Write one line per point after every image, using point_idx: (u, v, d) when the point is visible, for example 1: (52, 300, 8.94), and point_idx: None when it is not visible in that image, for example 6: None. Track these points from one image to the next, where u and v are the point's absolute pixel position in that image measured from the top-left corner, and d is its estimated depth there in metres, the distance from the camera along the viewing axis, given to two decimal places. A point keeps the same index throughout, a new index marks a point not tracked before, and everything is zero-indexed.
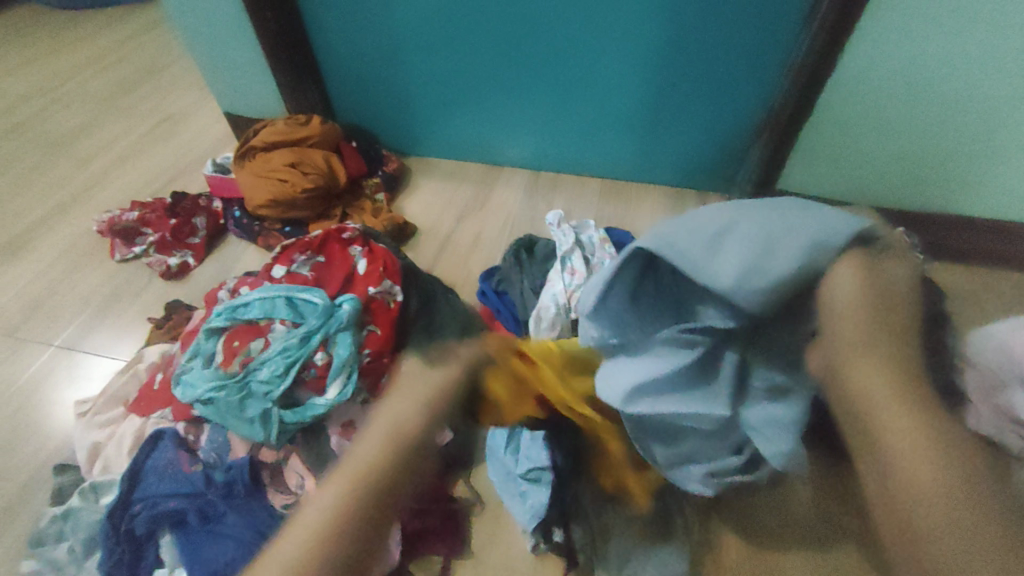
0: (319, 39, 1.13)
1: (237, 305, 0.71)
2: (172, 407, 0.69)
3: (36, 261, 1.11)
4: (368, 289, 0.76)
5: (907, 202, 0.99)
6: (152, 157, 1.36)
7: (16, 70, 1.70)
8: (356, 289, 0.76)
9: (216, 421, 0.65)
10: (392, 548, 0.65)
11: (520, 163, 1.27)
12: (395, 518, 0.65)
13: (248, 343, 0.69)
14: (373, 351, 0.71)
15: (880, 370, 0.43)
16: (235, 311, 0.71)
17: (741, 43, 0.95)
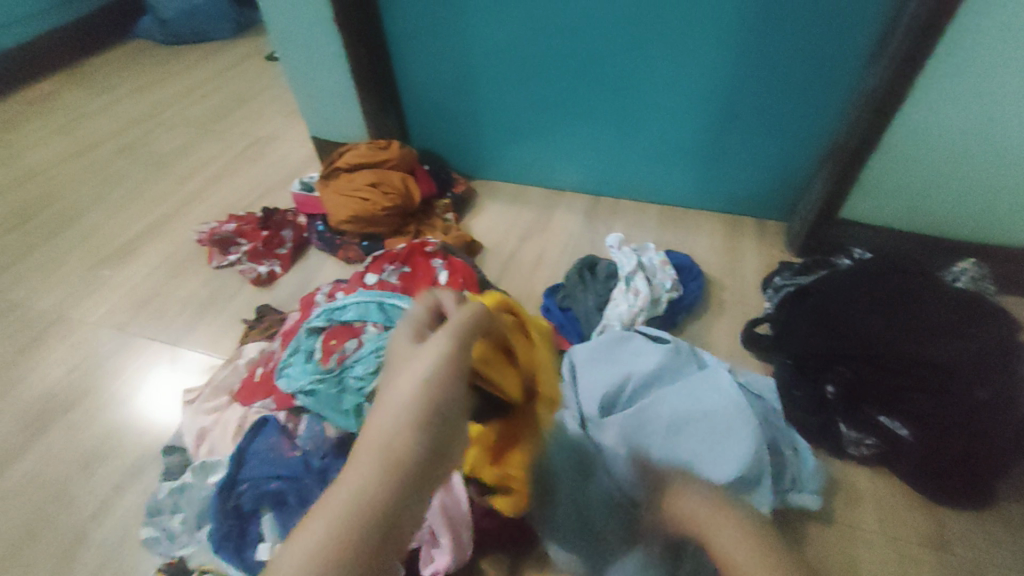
0: (402, 72, 1.24)
1: (335, 307, 0.79)
2: (273, 397, 0.76)
3: (143, 265, 1.24)
4: None
5: (977, 235, 0.98)
6: (243, 175, 1.50)
7: (126, 97, 1.91)
8: None
9: (316, 411, 0.72)
10: (466, 543, 0.68)
11: (580, 189, 1.33)
12: (469, 516, 0.69)
13: (344, 342, 0.75)
14: None
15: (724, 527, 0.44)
16: (334, 313, 0.78)
17: (805, 79, 0.99)
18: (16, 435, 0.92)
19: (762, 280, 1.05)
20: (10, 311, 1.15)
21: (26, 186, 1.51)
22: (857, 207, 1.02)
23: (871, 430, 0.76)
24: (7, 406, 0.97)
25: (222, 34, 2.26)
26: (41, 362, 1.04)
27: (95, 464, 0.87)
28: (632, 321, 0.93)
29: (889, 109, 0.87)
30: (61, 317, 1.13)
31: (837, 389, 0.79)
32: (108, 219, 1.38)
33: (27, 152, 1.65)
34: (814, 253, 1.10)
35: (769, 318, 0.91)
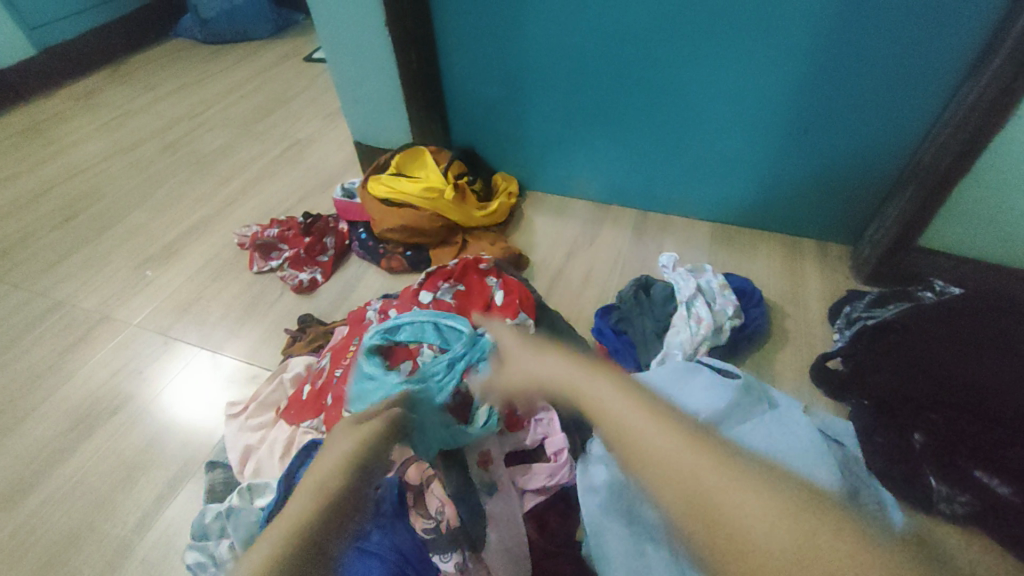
0: (452, 79, 1.21)
1: (389, 327, 0.77)
2: (323, 418, 0.74)
3: (184, 267, 1.23)
4: (506, 320, 0.79)
5: None
6: (282, 178, 1.48)
7: (168, 95, 1.92)
8: (495, 319, 0.80)
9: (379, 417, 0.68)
10: None
11: (629, 203, 1.28)
12: (528, 556, 0.66)
13: (398, 364, 0.74)
14: None
15: (613, 399, 0.51)
16: (388, 333, 0.77)
17: (886, 96, 0.93)
18: (57, 441, 0.90)
19: (829, 309, 1.00)
20: (54, 310, 1.14)
21: (71, 182, 1.52)
22: (937, 234, 0.96)
23: (967, 488, 0.67)
24: (49, 409, 0.95)
25: (261, 35, 2.27)
26: (83, 364, 1.03)
27: (135, 476, 0.85)
28: (694, 351, 0.87)
29: (987, 130, 0.82)
30: (104, 318, 1.12)
31: (925, 438, 0.72)
32: (150, 219, 1.37)
33: (72, 149, 1.66)
34: (885, 281, 1.03)
35: (840, 352, 0.85)
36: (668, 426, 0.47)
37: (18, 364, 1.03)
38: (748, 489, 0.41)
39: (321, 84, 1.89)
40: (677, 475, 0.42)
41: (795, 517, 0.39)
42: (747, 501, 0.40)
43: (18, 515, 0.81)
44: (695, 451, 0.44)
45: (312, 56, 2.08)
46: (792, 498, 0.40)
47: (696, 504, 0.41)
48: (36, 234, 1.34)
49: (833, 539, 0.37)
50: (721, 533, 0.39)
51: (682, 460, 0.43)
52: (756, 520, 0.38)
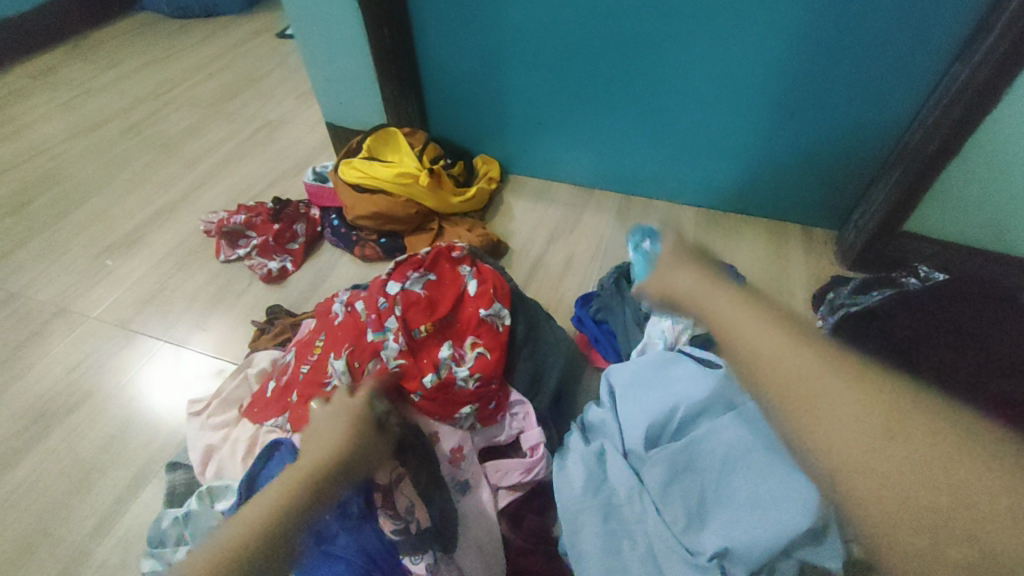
0: (426, 56, 1.16)
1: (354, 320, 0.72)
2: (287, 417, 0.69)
3: (147, 256, 1.17)
4: (479, 311, 0.76)
5: None
6: (252, 161, 1.41)
7: (131, 73, 1.83)
8: (467, 312, 0.77)
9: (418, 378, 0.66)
10: None
11: (611, 187, 1.25)
12: (501, 555, 0.64)
13: (366, 361, 0.70)
14: (483, 377, 0.71)
15: (755, 345, 0.57)
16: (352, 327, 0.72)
17: (875, 77, 0.90)
18: (9, 443, 0.86)
19: (813, 295, 0.98)
20: (8, 302, 1.08)
21: (26, 166, 1.44)
22: (922, 219, 0.94)
23: None
24: (1, 408, 0.90)
25: (231, 9, 2.16)
26: (38, 360, 0.97)
27: (93, 477, 0.81)
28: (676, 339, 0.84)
29: (976, 113, 0.79)
30: (61, 311, 1.06)
31: None
32: (111, 206, 1.30)
33: (27, 130, 1.57)
34: (868, 267, 1.02)
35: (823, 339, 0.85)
36: (805, 358, 0.55)
37: None
38: (827, 369, 0.53)
39: (294, 62, 1.81)
40: (842, 427, 0.49)
41: (898, 433, 0.47)
42: (865, 424, 0.49)
43: None
44: (882, 419, 0.49)
45: (285, 32, 1.99)
46: (895, 428, 0.48)
47: (802, 401, 0.52)
48: None
49: (949, 468, 0.44)
50: (815, 416, 0.51)
51: (873, 430, 0.48)
52: (856, 442, 0.48)
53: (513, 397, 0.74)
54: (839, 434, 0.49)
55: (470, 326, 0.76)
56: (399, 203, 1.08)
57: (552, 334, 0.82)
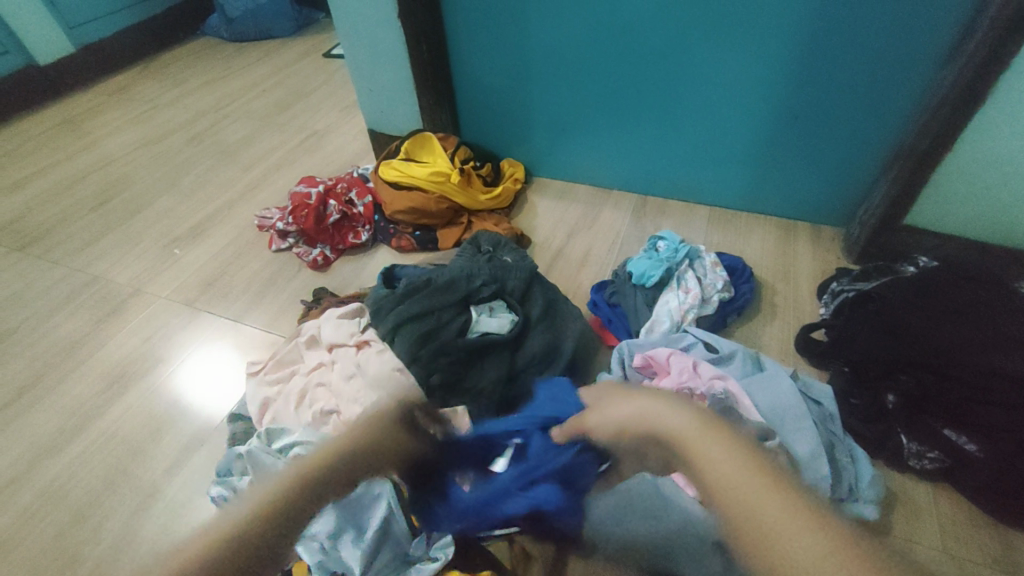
0: (460, 68, 1.28)
1: (377, 310, 0.84)
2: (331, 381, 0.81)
3: (209, 246, 1.31)
4: (487, 306, 0.87)
5: None
6: (302, 165, 1.56)
7: (195, 90, 2.03)
8: (477, 304, 0.87)
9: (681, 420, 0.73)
10: None
11: (627, 188, 1.33)
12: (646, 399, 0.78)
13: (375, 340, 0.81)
14: (483, 364, 0.80)
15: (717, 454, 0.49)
16: (375, 313, 0.84)
17: (879, 78, 0.96)
18: (96, 397, 0.99)
19: (817, 286, 1.03)
20: (92, 284, 1.23)
21: (103, 171, 1.62)
22: (921, 213, 1.00)
23: (935, 443, 0.74)
24: (88, 370, 1.04)
25: (282, 33, 2.37)
26: (117, 332, 1.11)
27: (164, 429, 0.93)
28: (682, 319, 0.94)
29: (965, 112, 0.86)
30: (137, 291, 1.21)
31: (898, 398, 0.78)
32: (177, 204, 1.46)
33: (105, 140, 1.77)
34: (872, 260, 1.07)
35: (826, 323, 0.91)
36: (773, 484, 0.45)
37: (58, 332, 1.12)
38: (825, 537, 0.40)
39: (339, 79, 1.98)
40: (776, 524, 0.41)
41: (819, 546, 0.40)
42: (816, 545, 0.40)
43: (60, 461, 0.90)
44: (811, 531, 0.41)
45: (331, 53, 2.17)
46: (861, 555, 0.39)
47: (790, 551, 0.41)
48: (73, 216, 1.44)
49: None
50: None
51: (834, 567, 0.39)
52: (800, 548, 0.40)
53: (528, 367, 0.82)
54: (773, 529, 0.41)
55: (478, 315, 0.85)
56: (432, 199, 1.20)
57: (568, 312, 0.91)
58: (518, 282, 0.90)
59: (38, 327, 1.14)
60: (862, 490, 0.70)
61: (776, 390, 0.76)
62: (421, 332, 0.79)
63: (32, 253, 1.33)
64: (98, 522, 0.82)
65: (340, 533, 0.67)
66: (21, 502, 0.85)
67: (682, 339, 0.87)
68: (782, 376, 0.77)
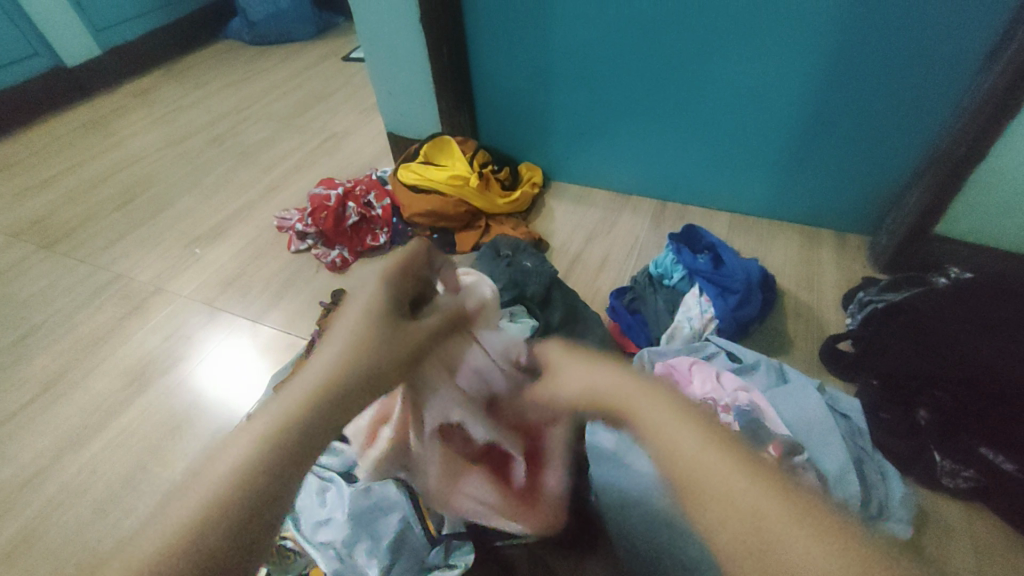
0: (480, 72, 1.28)
1: None
2: None
3: (229, 246, 1.32)
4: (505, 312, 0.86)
5: None
6: (320, 167, 1.57)
7: (217, 92, 2.06)
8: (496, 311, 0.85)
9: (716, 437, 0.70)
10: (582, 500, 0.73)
11: (646, 194, 1.32)
12: None
13: None
14: None
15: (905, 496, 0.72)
16: None
17: (910, 83, 0.93)
18: (116, 395, 1.00)
19: (843, 295, 1.01)
20: (115, 283, 1.25)
21: (126, 171, 1.64)
22: (953, 223, 0.97)
23: (969, 461, 0.72)
24: (108, 368, 1.05)
25: (302, 37, 2.39)
26: (138, 330, 1.13)
27: (182, 428, 0.94)
28: (703, 329, 0.91)
29: (1001, 121, 0.83)
30: (158, 289, 1.22)
31: (930, 414, 0.76)
32: (199, 204, 1.48)
33: (129, 141, 1.80)
34: (900, 270, 1.05)
35: (852, 334, 0.88)
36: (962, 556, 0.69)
37: (80, 330, 1.14)
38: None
39: (358, 82, 1.99)
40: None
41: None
42: None
43: (81, 457, 0.91)
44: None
45: (350, 56, 2.19)
46: None
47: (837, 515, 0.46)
48: (97, 215, 1.47)
49: None
50: None
51: None
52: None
53: None
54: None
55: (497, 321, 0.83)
56: (451, 202, 1.20)
57: (588, 319, 0.90)
58: (537, 288, 0.89)
59: (62, 324, 1.15)
60: (893, 509, 0.68)
61: (809, 406, 0.74)
62: None
63: (57, 251, 1.36)
64: (116, 519, 0.82)
65: (355, 542, 0.66)
66: (43, 498, 0.86)
67: (703, 348, 0.86)
68: (810, 388, 0.76)
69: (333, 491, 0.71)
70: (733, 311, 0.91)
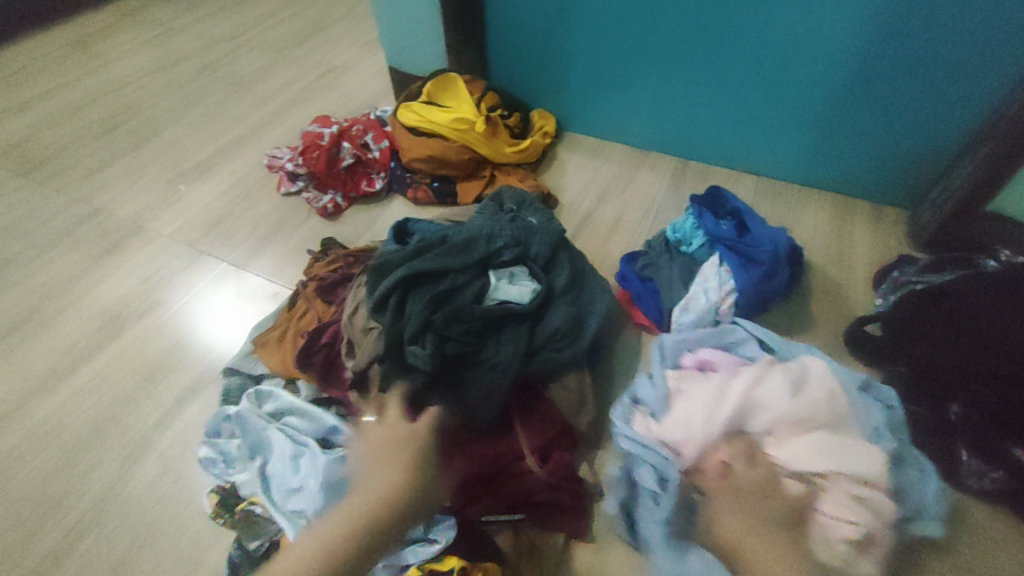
0: (493, 1, 1.13)
1: (377, 269, 0.75)
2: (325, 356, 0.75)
3: (215, 185, 1.23)
4: (499, 272, 0.77)
5: None
6: (317, 103, 1.45)
7: (210, 15, 1.90)
8: (490, 269, 0.77)
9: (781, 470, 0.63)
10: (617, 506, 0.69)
11: (667, 151, 1.21)
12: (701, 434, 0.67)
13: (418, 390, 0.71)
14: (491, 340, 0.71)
15: None
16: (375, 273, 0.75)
17: (974, 42, 0.83)
18: (91, 337, 0.95)
19: (873, 274, 0.93)
20: (92, 217, 1.18)
21: (108, 98, 1.53)
22: (1013, 199, 0.88)
23: (1001, 463, 0.67)
24: (83, 307, 1.00)
25: None
26: (115, 270, 1.06)
27: (159, 375, 0.89)
28: (720, 302, 0.83)
29: None
30: (138, 228, 1.15)
31: (963, 411, 0.70)
32: (183, 138, 1.38)
33: (113, 64, 1.67)
34: (941, 250, 0.96)
35: (882, 317, 0.81)
36: None
37: (54, 267, 1.07)
38: None
39: (361, 12, 1.83)
40: None
41: None
42: None
43: (54, 399, 0.87)
44: None
45: None
46: None
47: None
48: (75, 144, 1.37)
49: None
50: None
51: None
52: None
53: (537, 345, 0.73)
54: None
55: (488, 283, 0.75)
56: (453, 148, 1.10)
57: (593, 286, 0.82)
58: (543, 248, 0.81)
59: (35, 259, 1.09)
60: (928, 507, 0.64)
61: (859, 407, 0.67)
62: (432, 297, 0.71)
63: (33, 180, 1.27)
64: (89, 466, 0.79)
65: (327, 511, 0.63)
66: (13, 439, 0.83)
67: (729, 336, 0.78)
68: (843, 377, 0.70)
69: (307, 456, 0.67)
70: (756, 288, 0.83)
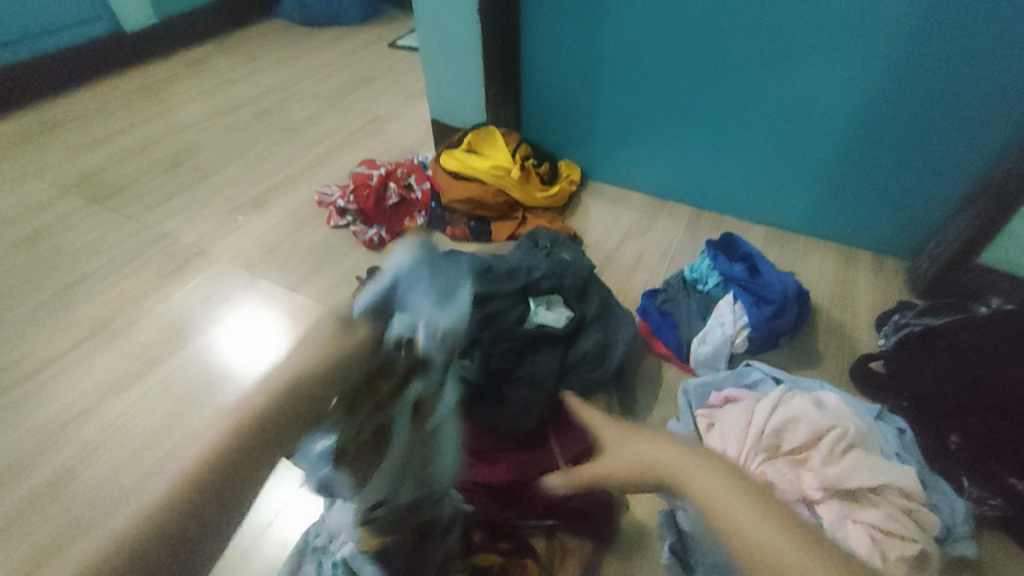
0: (530, 65, 1.29)
1: None
2: None
3: (269, 217, 1.36)
4: (538, 301, 0.86)
5: None
6: (362, 148, 1.60)
7: (266, 68, 2.11)
8: (531, 298, 0.86)
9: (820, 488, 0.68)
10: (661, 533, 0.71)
11: (683, 200, 1.32)
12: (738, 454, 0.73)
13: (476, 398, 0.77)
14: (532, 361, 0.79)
15: None
16: None
17: (962, 113, 0.94)
18: (157, 347, 1.04)
19: (877, 318, 1.01)
20: (159, 242, 1.29)
21: (174, 137, 1.69)
22: (1003, 254, 0.97)
23: (996, 489, 0.73)
24: (150, 321, 1.09)
25: (351, 22, 2.44)
26: (179, 289, 1.16)
27: (219, 383, 0.97)
28: (735, 335, 0.91)
29: None
30: (201, 253, 1.26)
31: (961, 440, 0.76)
32: (240, 175, 1.52)
33: (180, 108, 1.85)
34: (938, 296, 1.04)
35: (885, 355, 0.90)
36: None
37: (124, 284, 1.18)
38: None
39: (403, 70, 2.02)
40: None
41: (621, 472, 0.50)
42: None
43: (123, 402, 0.95)
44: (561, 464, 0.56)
45: (396, 43, 2.22)
46: None
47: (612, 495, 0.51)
48: (144, 177, 1.51)
49: None
50: None
51: None
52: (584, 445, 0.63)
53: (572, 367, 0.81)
54: None
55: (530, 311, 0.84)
56: (491, 191, 1.22)
57: (620, 316, 0.91)
58: (575, 280, 0.90)
59: (107, 277, 1.20)
60: (957, 528, 0.69)
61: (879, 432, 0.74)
62: (481, 317, 0.79)
63: (106, 207, 1.40)
64: (154, 463, 0.86)
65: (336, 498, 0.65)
66: (84, 436, 0.90)
67: (745, 371, 0.86)
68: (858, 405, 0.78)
69: None
70: (769, 324, 0.92)
